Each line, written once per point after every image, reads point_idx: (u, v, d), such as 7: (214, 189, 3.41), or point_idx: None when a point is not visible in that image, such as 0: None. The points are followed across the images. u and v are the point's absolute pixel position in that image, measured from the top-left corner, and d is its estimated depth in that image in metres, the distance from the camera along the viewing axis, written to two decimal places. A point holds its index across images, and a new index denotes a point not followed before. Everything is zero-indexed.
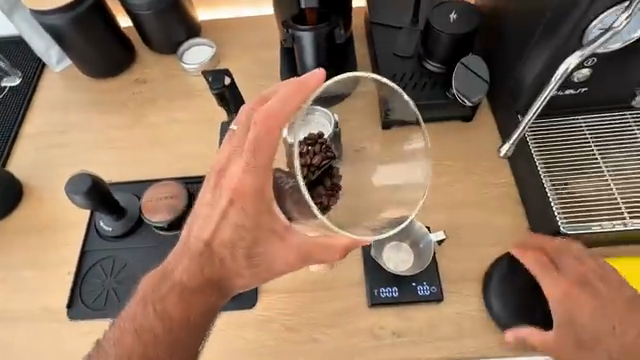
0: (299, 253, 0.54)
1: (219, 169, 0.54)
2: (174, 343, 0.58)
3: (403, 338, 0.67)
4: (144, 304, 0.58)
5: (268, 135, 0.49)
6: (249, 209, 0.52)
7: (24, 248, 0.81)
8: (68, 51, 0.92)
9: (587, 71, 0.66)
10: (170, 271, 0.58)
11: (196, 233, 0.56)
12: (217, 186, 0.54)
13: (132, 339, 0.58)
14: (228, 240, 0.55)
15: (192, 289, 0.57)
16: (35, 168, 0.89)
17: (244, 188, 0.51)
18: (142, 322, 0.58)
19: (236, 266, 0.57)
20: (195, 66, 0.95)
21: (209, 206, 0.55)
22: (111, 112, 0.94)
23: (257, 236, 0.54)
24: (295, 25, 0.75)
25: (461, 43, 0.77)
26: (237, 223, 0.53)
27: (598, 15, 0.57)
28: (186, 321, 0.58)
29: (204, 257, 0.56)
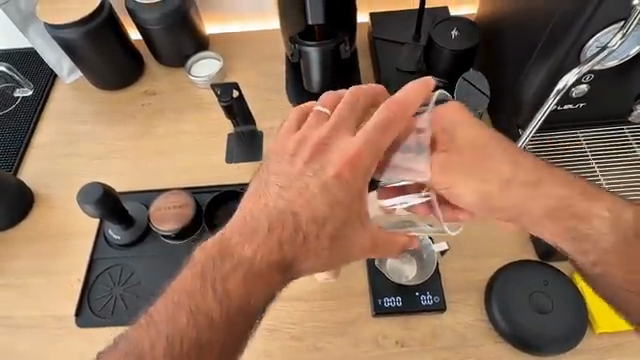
0: (374, 241, 0.56)
1: (317, 139, 0.54)
2: (232, 331, 0.52)
3: (407, 347, 0.68)
4: (201, 283, 0.52)
5: (397, 115, 0.53)
6: (353, 185, 0.53)
7: (33, 256, 0.83)
8: (79, 63, 0.94)
9: (585, 86, 0.68)
10: (236, 246, 0.53)
11: (283, 202, 0.53)
12: (309, 158, 0.54)
13: (187, 320, 0.52)
14: (320, 215, 0.53)
15: (258, 270, 0.52)
16: (46, 176, 0.91)
17: (359, 159, 0.52)
18: (198, 304, 0.52)
19: (317, 246, 0.53)
20: (204, 79, 0.97)
21: (307, 179, 0.53)
22: (121, 122, 0.96)
23: (349, 214, 0.53)
24: (302, 41, 0.78)
25: (463, 58, 0.79)
26: (336, 196, 0.53)
27: (593, 35, 0.61)
28: (246, 310, 0.52)
29: (286, 231, 0.53)
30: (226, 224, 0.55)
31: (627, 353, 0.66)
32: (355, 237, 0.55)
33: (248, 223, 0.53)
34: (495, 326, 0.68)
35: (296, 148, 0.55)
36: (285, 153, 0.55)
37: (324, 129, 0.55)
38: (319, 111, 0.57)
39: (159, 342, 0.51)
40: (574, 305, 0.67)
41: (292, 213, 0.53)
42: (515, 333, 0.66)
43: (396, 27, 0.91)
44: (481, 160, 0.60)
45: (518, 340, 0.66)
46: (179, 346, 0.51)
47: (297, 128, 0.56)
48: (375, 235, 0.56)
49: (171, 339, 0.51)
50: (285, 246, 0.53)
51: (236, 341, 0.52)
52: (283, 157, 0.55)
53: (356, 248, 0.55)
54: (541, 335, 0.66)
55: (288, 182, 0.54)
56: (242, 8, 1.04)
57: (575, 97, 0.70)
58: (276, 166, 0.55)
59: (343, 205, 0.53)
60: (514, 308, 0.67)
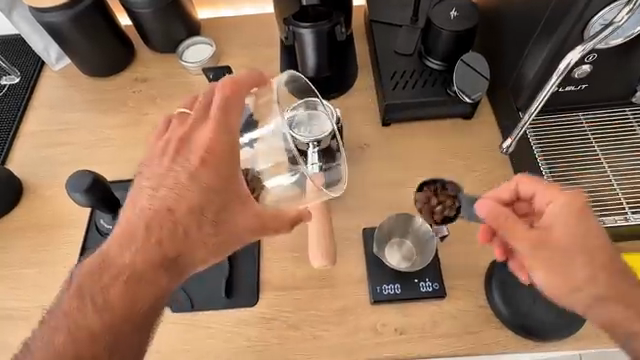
0: (262, 221, 0.55)
1: (180, 137, 0.56)
2: (115, 342, 0.49)
3: (405, 335, 0.67)
4: (80, 298, 0.50)
5: (231, 97, 0.54)
6: (220, 168, 0.53)
7: (22, 247, 0.81)
8: (66, 49, 0.91)
9: (588, 67, 0.66)
10: (115, 254, 0.51)
11: (157, 201, 0.53)
12: (169, 158, 0.55)
13: (64, 342, 0.48)
14: (196, 205, 0.53)
15: (141, 271, 0.51)
16: (34, 166, 0.89)
17: (213, 147, 0.53)
18: (77, 322, 0.49)
19: (201, 235, 0.54)
20: (196, 64, 0.94)
21: (180, 176, 0.54)
22: (111, 110, 0.94)
23: (224, 198, 0.54)
24: (296, 22, 0.75)
25: (463, 39, 0.76)
26: (204, 184, 0.53)
27: (598, 12, 0.59)
28: (131, 314, 0.50)
29: (164, 230, 0.52)
30: (107, 238, 0.53)
31: None
32: (235, 217, 0.54)
33: (125, 229, 0.52)
34: (495, 311, 0.67)
35: (152, 156, 0.57)
36: (154, 159, 0.56)
37: (187, 128, 0.56)
38: (180, 113, 0.59)
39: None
40: None
41: (168, 210, 0.53)
42: (514, 317, 0.66)
43: (394, 9, 0.89)
44: (579, 258, 0.55)
45: (518, 326, 0.65)
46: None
47: (161, 135, 0.58)
48: (261, 215, 0.55)
49: None
50: (164, 242, 0.52)
51: (126, 349, 0.50)
52: (149, 162, 0.56)
53: (241, 231, 0.55)
54: (541, 318, 0.65)
55: (162, 184, 0.54)
56: None
57: (577, 78, 0.68)
58: (140, 176, 0.56)
59: (214, 190, 0.53)
60: (513, 291, 0.67)
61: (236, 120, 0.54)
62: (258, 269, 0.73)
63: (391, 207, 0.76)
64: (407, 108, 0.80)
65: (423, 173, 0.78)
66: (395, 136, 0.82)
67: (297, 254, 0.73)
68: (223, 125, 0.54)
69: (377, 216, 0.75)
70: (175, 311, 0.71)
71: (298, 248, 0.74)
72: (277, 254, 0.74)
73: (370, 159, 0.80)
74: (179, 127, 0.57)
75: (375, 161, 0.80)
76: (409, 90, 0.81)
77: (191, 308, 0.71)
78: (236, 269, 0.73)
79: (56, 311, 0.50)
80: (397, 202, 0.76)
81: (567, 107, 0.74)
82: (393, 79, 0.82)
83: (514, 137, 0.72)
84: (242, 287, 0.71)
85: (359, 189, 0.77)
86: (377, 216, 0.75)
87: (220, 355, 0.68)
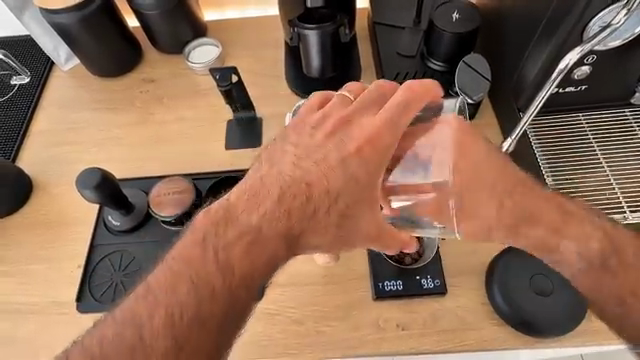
0: (380, 231, 0.58)
1: (342, 116, 0.57)
2: (232, 301, 0.51)
3: (406, 331, 0.68)
4: (203, 248, 0.52)
5: (412, 101, 0.56)
6: (371, 166, 0.55)
7: (31, 243, 0.83)
8: (76, 50, 0.93)
9: (587, 68, 0.67)
10: (242, 213, 0.53)
11: (298, 172, 0.55)
12: (307, 136, 0.57)
13: (188, 288, 0.51)
14: (333, 190, 0.54)
15: (263, 239, 0.53)
16: (43, 164, 0.90)
17: (373, 141, 0.55)
18: (199, 270, 0.51)
19: (326, 220, 0.54)
20: (202, 65, 0.96)
21: (328, 156, 0.55)
22: (119, 109, 0.95)
23: (361, 195, 0.55)
24: (301, 24, 0.76)
25: (465, 40, 0.78)
26: (352, 176, 0.54)
27: (596, 14, 0.60)
28: (248, 279, 0.52)
29: (295, 204, 0.54)
30: (236, 191, 0.55)
31: None
32: (361, 217, 0.56)
33: (255, 192, 0.54)
34: (496, 308, 0.68)
35: (293, 129, 0.58)
36: (299, 131, 0.58)
37: (350, 109, 0.58)
38: (341, 95, 0.59)
39: (161, 310, 0.50)
40: (575, 296, 0.67)
41: (306, 188, 0.54)
42: (515, 314, 0.67)
43: (397, 11, 0.90)
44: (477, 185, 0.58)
45: (518, 322, 0.67)
46: (179, 315, 0.50)
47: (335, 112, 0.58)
48: (380, 223, 0.57)
49: (168, 309, 0.50)
50: (289, 218, 0.54)
51: (238, 311, 0.52)
52: (297, 131, 0.58)
53: (360, 233, 0.57)
54: (541, 316, 0.66)
55: (303, 159, 0.56)
56: None
57: (577, 78, 0.69)
58: (281, 141, 0.58)
59: (358, 186, 0.55)
60: (513, 289, 0.68)
61: (386, 116, 0.56)
62: None
63: None
64: None
65: None
66: None
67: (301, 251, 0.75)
68: (375, 123, 0.56)
69: None
70: None
71: None
72: None
73: None
74: (354, 106, 0.58)
75: None
76: None
77: None
78: None
79: (178, 253, 0.52)
80: None
81: (568, 108, 0.75)
82: (395, 80, 0.83)
83: (514, 136, 0.69)
84: None
85: None
86: None
87: None
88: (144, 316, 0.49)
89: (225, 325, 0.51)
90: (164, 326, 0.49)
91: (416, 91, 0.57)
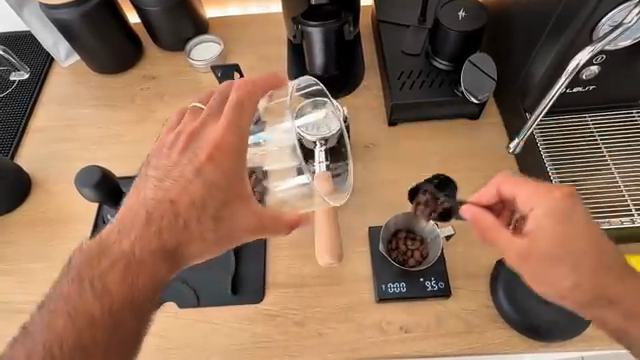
0: (260, 220, 0.57)
1: (191, 131, 0.59)
2: (115, 325, 0.51)
3: (410, 334, 0.67)
4: (79, 282, 0.52)
5: (246, 99, 0.57)
6: (227, 166, 0.56)
7: (29, 242, 0.82)
8: (76, 46, 0.91)
9: (596, 68, 0.66)
10: (113, 241, 0.54)
11: (160, 192, 0.56)
12: (169, 153, 0.59)
13: (64, 323, 0.50)
14: (198, 198, 0.56)
15: (138, 261, 0.53)
16: (42, 162, 0.89)
17: (223, 143, 0.56)
18: (77, 304, 0.51)
19: (201, 229, 0.56)
20: (204, 62, 0.95)
21: (186, 171, 0.57)
22: (119, 107, 0.94)
23: (227, 194, 0.56)
24: (305, 21, 0.75)
25: (471, 39, 0.76)
26: (211, 180, 0.56)
27: (607, 13, 0.59)
28: (129, 300, 0.52)
29: (166, 220, 0.55)
30: (107, 225, 0.56)
31: None
32: (235, 217, 0.57)
33: (124, 218, 0.55)
34: (501, 312, 0.67)
35: (155, 154, 0.60)
36: (159, 154, 0.59)
37: (198, 123, 0.59)
38: (193, 109, 0.62)
39: (39, 349, 0.49)
40: None
41: (170, 203, 0.55)
42: (521, 319, 0.65)
43: (401, 9, 0.89)
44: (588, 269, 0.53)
45: (523, 326, 0.65)
46: (58, 350, 0.49)
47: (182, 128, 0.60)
48: (261, 216, 0.57)
49: (49, 347, 0.49)
50: (164, 232, 0.55)
51: (127, 332, 0.52)
52: (156, 156, 0.60)
53: (239, 228, 0.57)
54: (548, 321, 0.65)
55: (168, 176, 0.57)
56: None
57: (585, 79, 0.68)
58: (149, 168, 0.59)
59: (220, 187, 0.56)
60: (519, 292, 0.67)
61: (231, 118, 0.57)
62: (264, 266, 0.73)
63: (396, 206, 0.76)
64: (413, 108, 0.81)
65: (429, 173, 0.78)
66: (400, 135, 0.82)
67: (302, 251, 0.74)
68: (223, 124, 0.57)
69: (383, 215, 0.76)
70: (182, 307, 0.71)
71: (304, 245, 0.74)
72: (281, 251, 0.74)
73: (377, 159, 0.80)
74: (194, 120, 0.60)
75: (381, 161, 0.80)
76: (416, 90, 0.81)
77: (197, 304, 0.71)
78: (241, 266, 0.73)
79: (57, 293, 0.52)
80: (402, 201, 0.76)
81: (575, 109, 0.74)
82: (400, 79, 0.82)
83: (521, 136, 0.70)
84: (248, 283, 0.72)
85: (365, 189, 0.78)
86: (383, 216, 0.76)
87: (225, 350, 0.68)
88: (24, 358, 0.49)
89: (112, 347, 0.51)
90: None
91: (257, 85, 0.58)
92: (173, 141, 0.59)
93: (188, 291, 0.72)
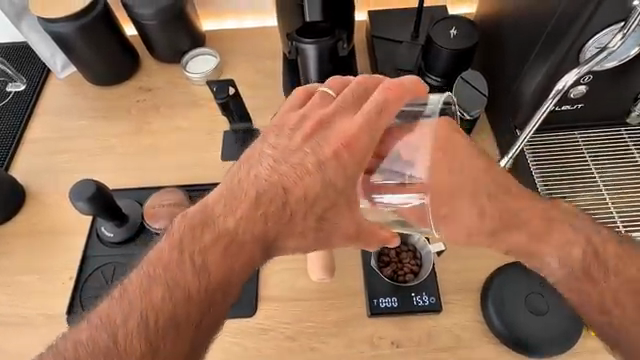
0: (358, 230, 0.55)
1: (319, 118, 0.54)
2: (209, 306, 0.50)
3: (401, 349, 0.68)
4: (179, 253, 0.50)
5: (391, 102, 0.53)
6: (350, 169, 0.52)
7: (22, 254, 0.82)
8: (72, 58, 0.92)
9: (583, 87, 0.68)
10: (218, 216, 0.51)
11: (275, 177, 0.52)
12: (287, 138, 0.54)
13: (162, 294, 0.49)
14: (311, 196, 0.52)
15: (241, 241, 0.51)
16: (37, 173, 0.90)
17: (353, 142, 0.52)
18: (175, 276, 0.49)
19: (303, 225, 0.53)
20: (200, 75, 0.96)
21: (307, 164, 0.53)
22: (114, 118, 0.95)
23: (337, 198, 0.53)
24: (299, 38, 0.76)
25: (463, 57, 0.78)
26: (330, 179, 0.52)
27: (593, 36, 0.61)
28: (225, 283, 0.50)
29: (275, 206, 0.51)
30: (211, 193, 0.53)
31: None
32: (339, 220, 0.54)
33: (234, 193, 0.52)
34: (492, 327, 0.68)
35: (273, 133, 0.55)
36: (281, 135, 0.55)
37: (327, 110, 0.54)
38: (321, 91, 0.57)
39: (135, 313, 0.48)
40: (570, 313, 0.67)
41: (284, 193, 0.52)
42: (510, 334, 0.66)
43: (395, 25, 0.90)
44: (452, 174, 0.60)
45: (513, 341, 0.66)
46: (154, 320, 0.48)
47: (307, 111, 0.55)
48: (360, 225, 0.55)
49: (144, 315, 0.48)
50: (271, 219, 0.51)
51: (217, 314, 0.50)
52: (275, 135, 0.55)
53: (339, 233, 0.55)
54: (535, 337, 0.66)
55: (284, 164, 0.53)
56: (238, 4, 1.03)
57: (574, 98, 0.69)
58: (263, 145, 0.55)
59: (337, 188, 0.52)
60: (509, 308, 0.67)
61: (364, 121, 0.52)
62: (256, 279, 0.73)
63: None
64: None
65: None
66: None
67: (295, 265, 0.74)
68: (359, 125, 0.52)
69: None
70: None
71: (296, 259, 0.75)
72: (274, 264, 0.75)
73: None
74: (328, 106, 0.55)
75: None
76: None
77: None
78: None
79: (155, 259, 0.50)
80: None
81: (564, 126, 0.75)
82: None
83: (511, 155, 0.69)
84: (240, 297, 0.72)
85: None
86: None
87: None
88: (119, 320, 0.48)
89: (203, 326, 0.49)
90: (138, 330, 0.48)
91: (405, 85, 0.54)
92: (293, 124, 0.55)
93: None
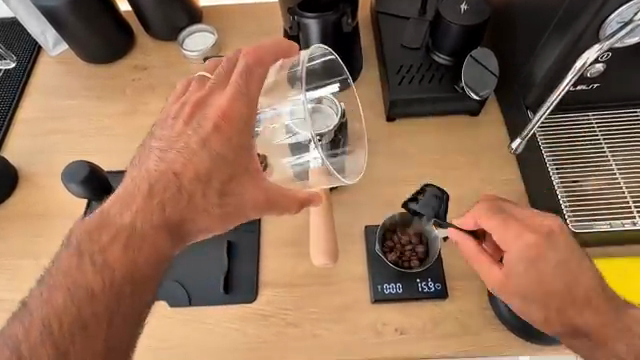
0: (268, 196, 0.57)
1: (196, 100, 0.58)
2: (116, 301, 0.52)
3: (405, 335, 0.66)
4: (80, 257, 0.53)
5: (255, 66, 0.56)
6: (233, 137, 0.55)
7: (15, 238, 0.79)
8: (63, 33, 0.88)
9: (601, 66, 0.64)
10: (115, 216, 0.55)
11: (163, 165, 0.56)
12: (177, 124, 0.58)
13: (64, 298, 0.51)
14: (203, 171, 0.55)
15: (140, 234, 0.54)
16: (30, 155, 0.87)
17: (231, 113, 0.55)
18: (77, 280, 0.52)
19: (206, 203, 0.56)
20: (197, 53, 0.92)
21: (193, 142, 0.56)
22: (109, 98, 0.91)
23: (232, 168, 0.55)
24: (301, 12, 0.73)
25: (473, 34, 0.74)
26: (217, 151, 0.55)
27: (615, 9, 0.57)
28: (132, 274, 0.53)
29: (171, 192, 0.55)
30: (108, 199, 0.57)
31: None
32: (243, 196, 0.56)
33: (126, 192, 0.55)
34: (499, 314, 0.66)
35: (165, 126, 0.59)
36: (167, 127, 0.58)
37: (206, 92, 0.58)
38: (199, 76, 0.61)
39: (43, 321, 0.51)
40: None
41: (175, 174, 0.55)
42: (517, 321, 0.65)
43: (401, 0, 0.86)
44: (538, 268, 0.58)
45: (520, 329, 0.65)
46: (57, 327, 0.51)
47: (191, 98, 0.59)
48: (269, 191, 0.57)
49: (46, 324, 0.51)
50: (167, 201, 0.55)
51: (129, 306, 0.53)
52: (164, 128, 0.59)
53: (247, 206, 0.57)
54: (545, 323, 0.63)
55: (177, 146, 0.57)
56: None
57: (591, 76, 0.66)
58: (154, 141, 0.58)
59: (227, 159, 0.55)
60: None
61: (239, 89, 0.55)
62: (257, 264, 0.72)
63: (393, 203, 0.75)
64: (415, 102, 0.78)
65: (428, 171, 0.76)
66: (398, 131, 0.80)
67: (296, 249, 0.72)
68: (233, 95, 0.55)
69: (380, 213, 0.74)
70: (173, 306, 0.70)
71: (299, 244, 0.73)
72: (276, 249, 0.72)
73: (373, 155, 0.78)
74: (201, 90, 0.59)
75: (378, 156, 0.78)
76: (414, 85, 0.78)
77: (189, 304, 0.69)
78: (234, 266, 0.71)
79: (58, 270, 0.53)
80: (401, 197, 0.75)
81: (578, 106, 0.72)
82: (399, 73, 0.79)
83: (523, 135, 0.69)
84: (240, 283, 0.70)
85: (363, 186, 0.76)
86: (380, 214, 0.74)
87: (216, 351, 0.67)
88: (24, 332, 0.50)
89: (115, 321, 0.52)
90: (43, 338, 0.50)
91: (268, 51, 0.58)
92: (183, 113, 0.58)
93: (178, 290, 0.70)
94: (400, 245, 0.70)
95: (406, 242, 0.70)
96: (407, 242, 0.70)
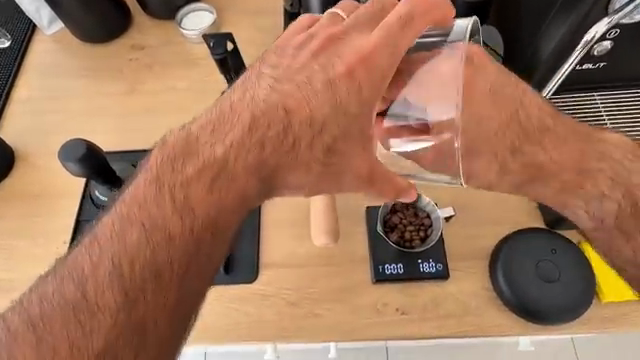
0: (372, 170, 0.49)
1: (330, 35, 0.51)
2: (192, 248, 0.47)
3: (407, 315, 0.66)
4: (158, 190, 0.48)
5: (419, 15, 0.49)
6: (364, 90, 0.48)
7: (13, 218, 0.79)
8: (58, 10, 0.87)
9: (609, 43, 0.64)
10: (204, 145, 0.49)
11: (276, 96, 0.49)
12: (290, 57, 0.51)
13: (138, 236, 0.46)
14: (318, 118, 0.48)
15: (224, 166, 0.48)
16: (26, 134, 0.85)
17: (373, 59, 0.48)
18: (156, 217, 0.47)
19: (310, 157, 0.49)
20: (196, 32, 0.90)
21: (313, 79, 0.50)
22: (107, 78, 0.90)
23: (351, 127, 0.48)
24: None
25: (478, 11, 0.73)
26: (341, 97, 0.48)
27: None
28: (214, 223, 0.48)
29: (277, 131, 0.48)
30: (196, 120, 0.50)
31: (631, 323, 0.64)
32: (350, 158, 0.49)
33: (223, 118, 0.49)
34: (500, 295, 0.66)
35: (277, 55, 0.52)
36: (282, 55, 0.52)
37: (342, 27, 0.51)
38: (331, 13, 0.53)
39: (103, 265, 0.45)
40: (582, 282, 0.65)
41: (285, 112, 0.49)
42: (518, 301, 0.65)
43: None
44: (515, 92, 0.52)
45: (521, 309, 0.65)
46: (127, 269, 0.45)
47: (322, 30, 0.52)
48: (375, 166, 0.49)
49: (116, 266, 0.45)
50: (273, 144, 0.48)
51: (205, 258, 0.48)
52: (277, 57, 0.52)
53: (347, 174, 0.50)
54: (545, 303, 0.64)
55: (294, 80, 0.50)
56: None
57: (597, 53, 0.65)
58: (261, 68, 0.52)
59: (348, 114, 0.48)
60: (517, 276, 0.66)
61: (384, 34, 0.48)
62: (257, 244, 0.71)
63: None
64: None
65: None
66: None
67: (298, 230, 0.72)
68: (380, 39, 0.49)
69: None
70: None
71: (300, 224, 0.72)
72: (277, 230, 0.72)
73: None
74: (330, 27, 0.52)
75: None
76: None
77: None
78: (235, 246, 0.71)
79: (124, 202, 0.48)
80: None
81: (584, 86, 0.71)
82: None
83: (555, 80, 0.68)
84: (241, 263, 0.70)
85: None
86: None
87: (218, 330, 0.67)
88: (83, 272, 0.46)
89: (189, 275, 0.47)
90: (111, 280, 0.45)
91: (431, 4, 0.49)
92: (293, 46, 0.52)
93: None
94: (402, 225, 0.70)
95: (407, 222, 0.70)
96: (409, 222, 0.70)
